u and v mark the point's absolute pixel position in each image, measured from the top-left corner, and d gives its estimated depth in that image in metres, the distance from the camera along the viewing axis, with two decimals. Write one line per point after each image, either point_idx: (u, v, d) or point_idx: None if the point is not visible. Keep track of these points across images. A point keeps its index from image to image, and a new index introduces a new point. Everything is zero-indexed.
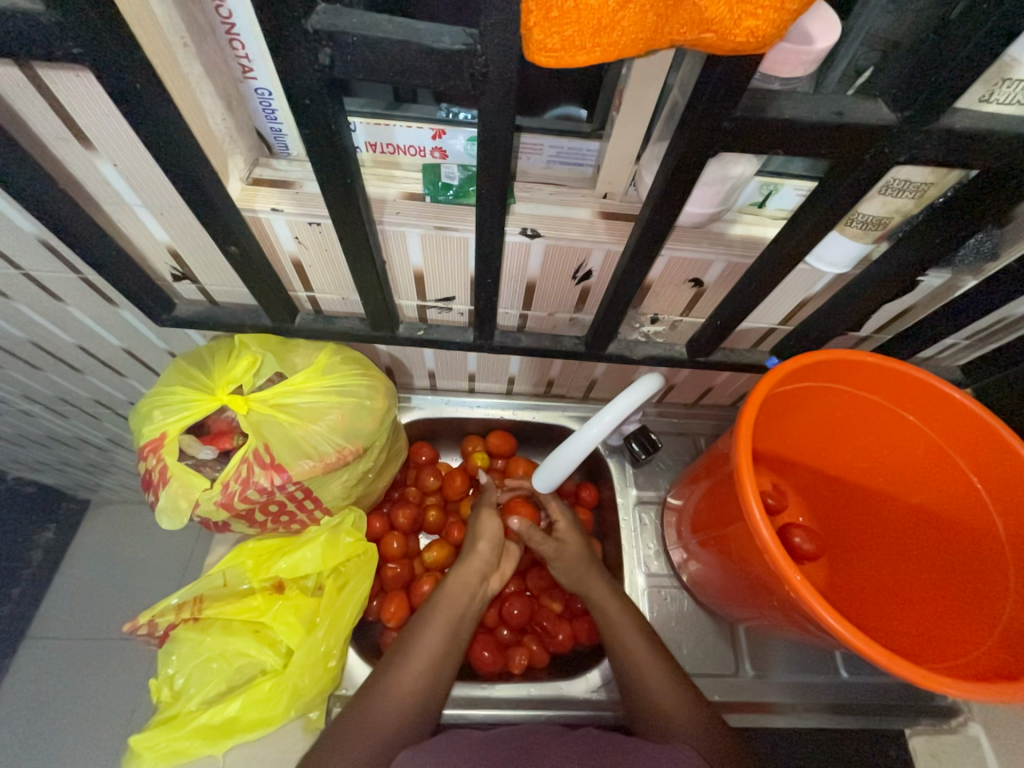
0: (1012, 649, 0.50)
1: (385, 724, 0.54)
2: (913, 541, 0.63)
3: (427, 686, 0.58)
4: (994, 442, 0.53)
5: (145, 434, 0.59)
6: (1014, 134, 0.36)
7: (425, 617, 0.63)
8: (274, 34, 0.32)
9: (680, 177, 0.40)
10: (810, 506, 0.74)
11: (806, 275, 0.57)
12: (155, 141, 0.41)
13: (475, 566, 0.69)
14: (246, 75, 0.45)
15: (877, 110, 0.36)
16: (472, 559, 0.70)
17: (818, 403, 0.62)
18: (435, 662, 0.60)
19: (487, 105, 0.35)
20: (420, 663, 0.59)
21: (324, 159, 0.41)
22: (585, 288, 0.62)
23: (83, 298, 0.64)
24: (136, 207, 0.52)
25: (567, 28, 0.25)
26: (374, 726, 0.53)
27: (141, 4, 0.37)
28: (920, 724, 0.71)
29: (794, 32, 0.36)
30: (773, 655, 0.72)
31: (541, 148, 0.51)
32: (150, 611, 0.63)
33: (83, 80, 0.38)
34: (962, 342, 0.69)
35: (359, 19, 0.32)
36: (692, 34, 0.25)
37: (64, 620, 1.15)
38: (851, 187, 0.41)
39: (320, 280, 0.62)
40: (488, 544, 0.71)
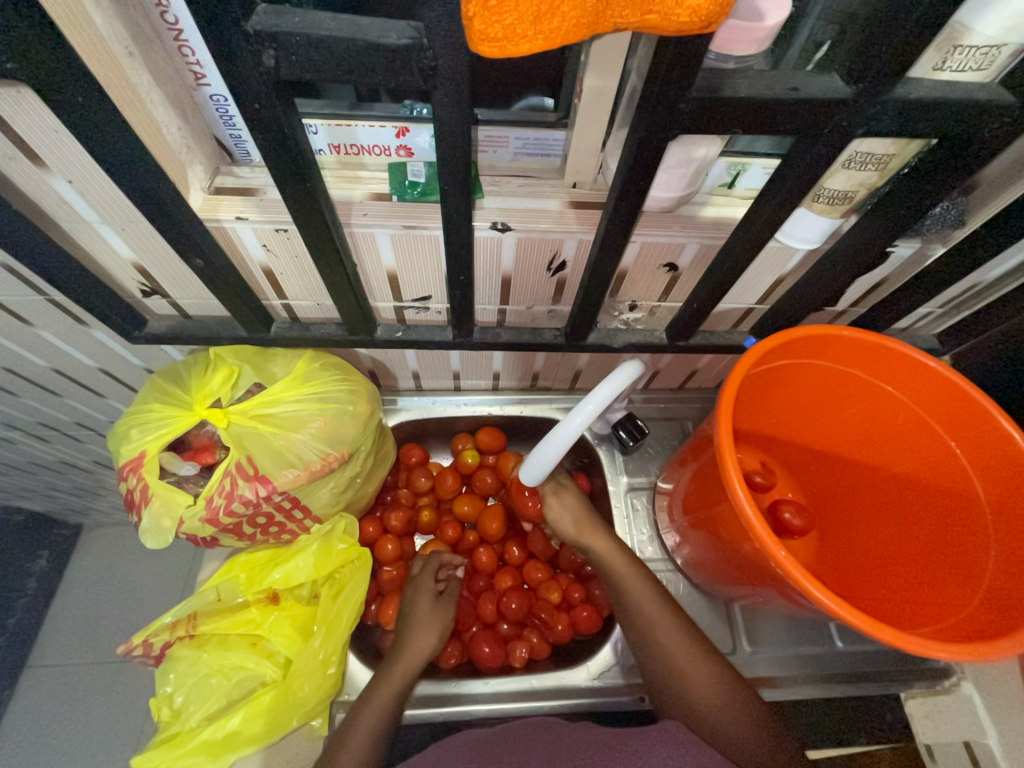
0: (995, 607, 0.51)
1: (367, 733, 0.56)
2: (898, 510, 0.63)
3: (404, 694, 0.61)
4: (971, 407, 0.54)
5: (124, 454, 0.58)
6: (968, 101, 0.37)
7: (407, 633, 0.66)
8: (217, 38, 0.31)
9: (643, 162, 0.40)
10: (798, 481, 0.75)
11: (778, 253, 0.57)
12: (105, 155, 0.40)
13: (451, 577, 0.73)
14: (200, 81, 0.45)
15: (831, 84, 0.36)
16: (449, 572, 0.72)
17: (799, 380, 0.62)
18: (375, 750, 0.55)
19: (441, 100, 0.35)
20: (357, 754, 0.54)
21: (282, 164, 0.40)
22: (561, 279, 0.62)
23: (52, 320, 0.63)
24: (96, 224, 0.50)
25: (507, 16, 0.25)
26: (359, 735, 0.55)
27: (78, 13, 0.36)
28: (915, 688, 0.72)
29: (744, 9, 0.35)
30: (769, 631, 0.73)
31: (507, 140, 0.50)
32: (143, 631, 0.63)
33: (24, 95, 0.37)
34: (936, 310, 0.70)
35: (302, 18, 0.31)
36: (635, 16, 0.25)
37: (63, 646, 1.14)
38: (813, 163, 0.41)
39: (294, 287, 0.61)
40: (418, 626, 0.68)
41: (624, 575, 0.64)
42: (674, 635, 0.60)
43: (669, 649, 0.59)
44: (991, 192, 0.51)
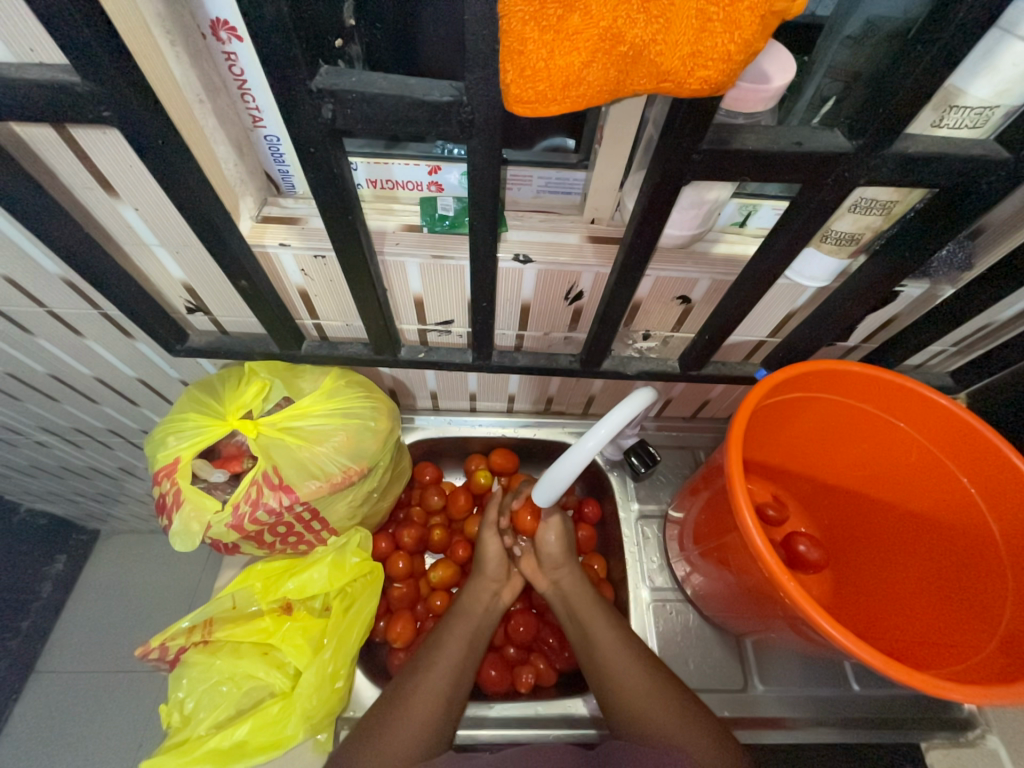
0: (1012, 651, 0.50)
1: (435, 683, 0.60)
2: (914, 548, 0.63)
3: (427, 722, 0.57)
4: (984, 447, 0.54)
5: (159, 459, 0.62)
6: (966, 156, 0.39)
7: (427, 660, 0.62)
8: (283, 94, 0.36)
9: (657, 204, 0.43)
10: (811, 515, 0.74)
11: (789, 289, 0.60)
12: (173, 189, 0.44)
13: (487, 581, 0.72)
14: (256, 124, 0.49)
15: (833, 139, 0.39)
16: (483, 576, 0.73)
17: (809, 414, 0.63)
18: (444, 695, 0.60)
19: (475, 147, 0.39)
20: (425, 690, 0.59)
21: (328, 199, 0.44)
22: (577, 308, 0.65)
23: (101, 331, 0.67)
24: (154, 247, 0.55)
25: (540, 84, 0.28)
26: (422, 686, 0.59)
27: (163, 68, 0.41)
28: (936, 739, 0.69)
29: (751, 72, 0.39)
30: (783, 670, 0.72)
31: (531, 179, 0.55)
32: (161, 634, 0.65)
33: (109, 136, 0.42)
34: (949, 349, 0.71)
35: (358, 79, 0.35)
36: (652, 84, 0.28)
37: (74, 650, 1.15)
38: (820, 207, 0.43)
39: (326, 308, 0.65)
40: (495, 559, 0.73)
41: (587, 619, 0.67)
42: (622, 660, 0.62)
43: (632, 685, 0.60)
44: (997, 237, 0.53)
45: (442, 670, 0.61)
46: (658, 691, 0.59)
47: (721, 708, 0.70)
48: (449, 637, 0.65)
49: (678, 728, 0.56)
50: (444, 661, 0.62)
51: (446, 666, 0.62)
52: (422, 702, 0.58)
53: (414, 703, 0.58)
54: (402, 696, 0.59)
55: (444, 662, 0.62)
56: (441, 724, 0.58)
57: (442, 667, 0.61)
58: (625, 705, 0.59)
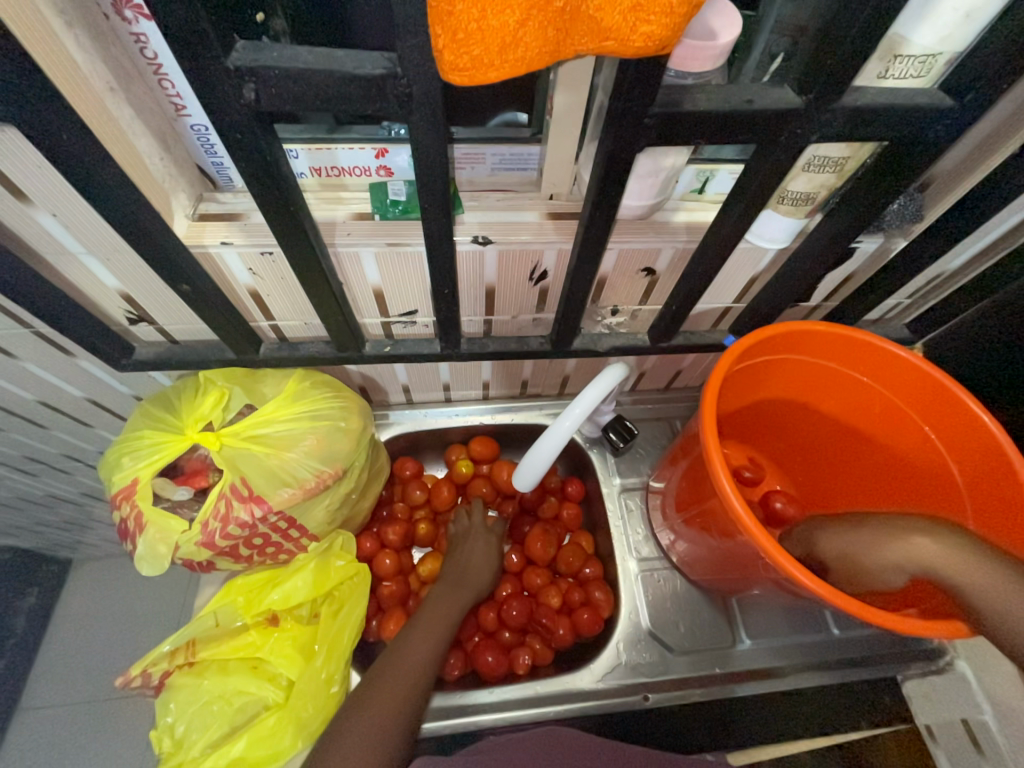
0: None
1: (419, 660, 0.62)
2: (881, 494, 0.66)
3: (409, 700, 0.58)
4: (939, 393, 0.56)
5: (115, 482, 0.58)
6: (913, 107, 0.39)
7: (408, 643, 0.64)
8: (197, 75, 0.33)
9: (612, 175, 0.42)
10: (786, 473, 0.76)
11: (750, 254, 0.60)
12: (88, 189, 0.41)
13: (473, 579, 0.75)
14: (180, 113, 0.46)
15: (783, 95, 0.38)
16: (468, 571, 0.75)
17: (779, 375, 0.64)
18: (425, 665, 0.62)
19: (417, 123, 0.36)
20: (409, 668, 0.61)
21: (265, 189, 0.41)
22: (543, 288, 0.64)
23: (38, 352, 0.63)
24: (81, 256, 0.51)
25: (474, 48, 0.26)
26: (411, 662, 0.62)
27: (62, 55, 0.37)
28: (912, 670, 0.73)
29: (697, 29, 0.37)
30: (770, 623, 0.74)
31: (484, 157, 0.52)
32: (141, 661, 0.62)
33: (5, 135, 0.38)
34: (904, 299, 0.73)
35: (279, 53, 0.32)
36: (594, 43, 0.27)
37: (58, 684, 1.11)
38: (774, 168, 0.43)
39: (280, 308, 0.62)
40: (480, 552, 0.78)
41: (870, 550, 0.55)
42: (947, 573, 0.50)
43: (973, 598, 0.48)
44: (945, 186, 0.54)
45: (424, 651, 0.63)
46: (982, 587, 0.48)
47: (712, 665, 0.72)
48: (429, 623, 0.67)
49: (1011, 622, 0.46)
50: (426, 645, 0.64)
51: (411, 669, 0.61)
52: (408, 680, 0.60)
53: (400, 681, 0.59)
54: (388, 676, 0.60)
55: (418, 656, 0.62)
56: (418, 699, 0.59)
57: (425, 648, 0.64)
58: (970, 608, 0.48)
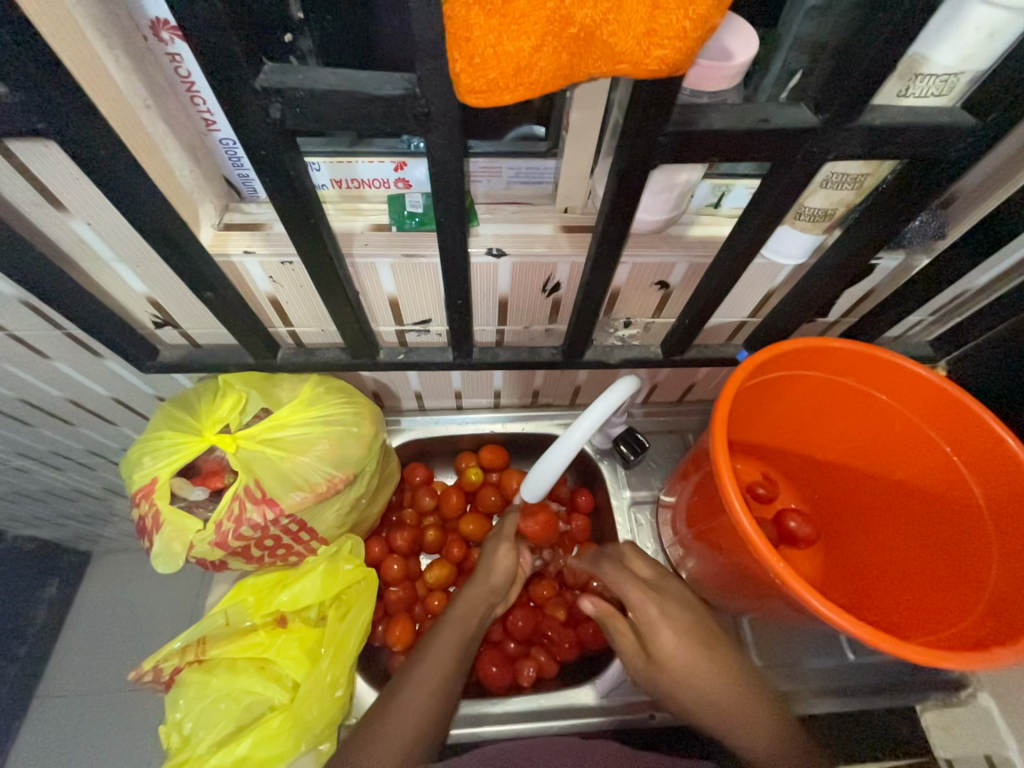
0: (998, 613, 0.50)
1: (435, 681, 0.59)
2: (901, 517, 0.64)
3: (422, 727, 0.56)
4: (969, 416, 0.54)
5: (136, 480, 0.60)
6: (934, 127, 0.38)
7: (420, 663, 0.61)
8: (226, 95, 0.34)
9: (626, 191, 0.42)
10: (801, 492, 0.75)
11: (766, 269, 0.59)
12: (122, 200, 0.42)
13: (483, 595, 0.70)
14: (210, 128, 0.47)
15: (799, 114, 0.38)
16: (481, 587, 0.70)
17: (795, 392, 0.63)
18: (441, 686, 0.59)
19: (435, 140, 0.37)
20: (426, 689, 0.59)
21: (287, 202, 0.43)
22: (555, 299, 0.64)
23: (69, 352, 0.65)
24: (112, 262, 0.53)
25: (490, 72, 0.27)
26: (426, 684, 0.59)
27: (102, 76, 0.39)
28: (929, 700, 0.71)
29: (712, 50, 0.37)
30: (783, 646, 0.73)
31: (500, 170, 0.53)
32: (154, 656, 0.63)
33: (49, 149, 0.40)
34: (927, 317, 0.72)
35: (304, 74, 0.34)
36: (608, 67, 0.27)
37: (74, 675, 1.14)
38: (790, 186, 0.42)
39: (298, 314, 0.64)
40: (499, 576, 0.71)
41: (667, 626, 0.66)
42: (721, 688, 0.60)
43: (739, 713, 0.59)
44: (969, 204, 0.53)
45: (437, 673, 0.60)
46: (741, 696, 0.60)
47: None
48: (443, 639, 0.64)
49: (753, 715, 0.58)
50: (438, 662, 0.61)
51: (434, 677, 0.60)
52: (422, 702, 0.57)
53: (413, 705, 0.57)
54: (400, 700, 0.58)
55: (434, 675, 0.60)
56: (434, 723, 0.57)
57: (438, 668, 0.61)
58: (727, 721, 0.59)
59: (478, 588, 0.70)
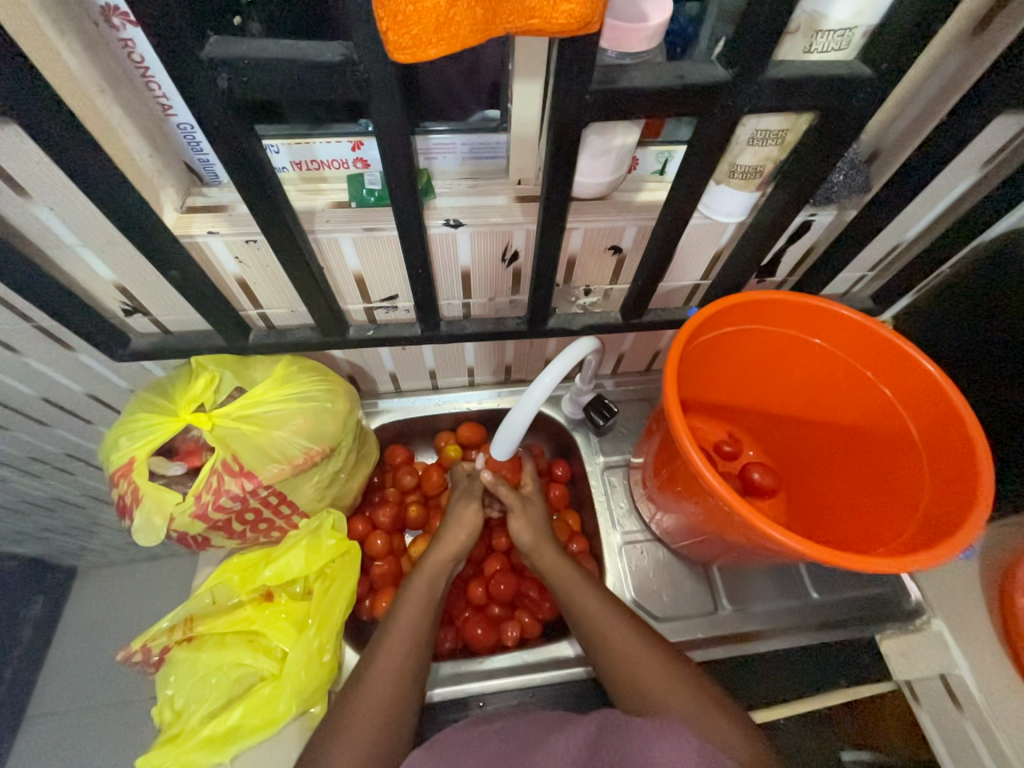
0: (929, 529, 0.54)
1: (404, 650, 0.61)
2: (849, 455, 0.68)
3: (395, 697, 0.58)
4: (897, 353, 0.58)
5: (114, 461, 0.61)
6: (835, 77, 0.42)
7: (385, 635, 0.62)
8: (175, 68, 0.36)
9: (564, 151, 0.45)
10: (761, 444, 0.79)
11: (710, 229, 0.63)
12: (82, 180, 0.44)
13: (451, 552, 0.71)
14: (167, 113, 0.49)
15: (712, 71, 0.42)
16: (450, 547, 0.72)
17: (745, 346, 0.67)
18: (411, 656, 0.61)
19: (378, 106, 0.40)
20: (394, 659, 0.60)
21: (244, 175, 0.45)
22: (516, 269, 0.67)
23: (40, 347, 0.66)
24: (78, 248, 0.55)
25: (413, 29, 0.29)
26: (395, 651, 0.61)
27: (56, 58, 0.41)
28: (887, 629, 0.76)
29: (629, 14, 0.41)
30: (749, 588, 0.77)
31: (455, 146, 0.56)
32: (142, 636, 0.65)
33: (9, 133, 0.42)
34: (867, 273, 0.77)
35: (249, 45, 0.36)
36: (521, 21, 0.30)
37: (67, 688, 1.14)
38: (714, 141, 0.46)
39: (267, 295, 0.65)
40: (466, 532, 0.73)
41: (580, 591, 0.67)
42: (639, 655, 0.60)
43: (651, 678, 0.58)
44: (889, 158, 0.58)
45: (405, 643, 0.62)
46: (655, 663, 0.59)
47: (695, 631, 0.74)
48: (406, 607, 0.65)
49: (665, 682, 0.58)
50: (406, 630, 0.63)
51: (403, 641, 0.62)
52: (390, 672, 0.59)
53: (384, 674, 0.59)
54: (369, 671, 0.59)
55: (401, 645, 0.61)
56: (409, 692, 0.59)
57: (406, 637, 0.62)
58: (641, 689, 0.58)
59: (438, 551, 0.71)
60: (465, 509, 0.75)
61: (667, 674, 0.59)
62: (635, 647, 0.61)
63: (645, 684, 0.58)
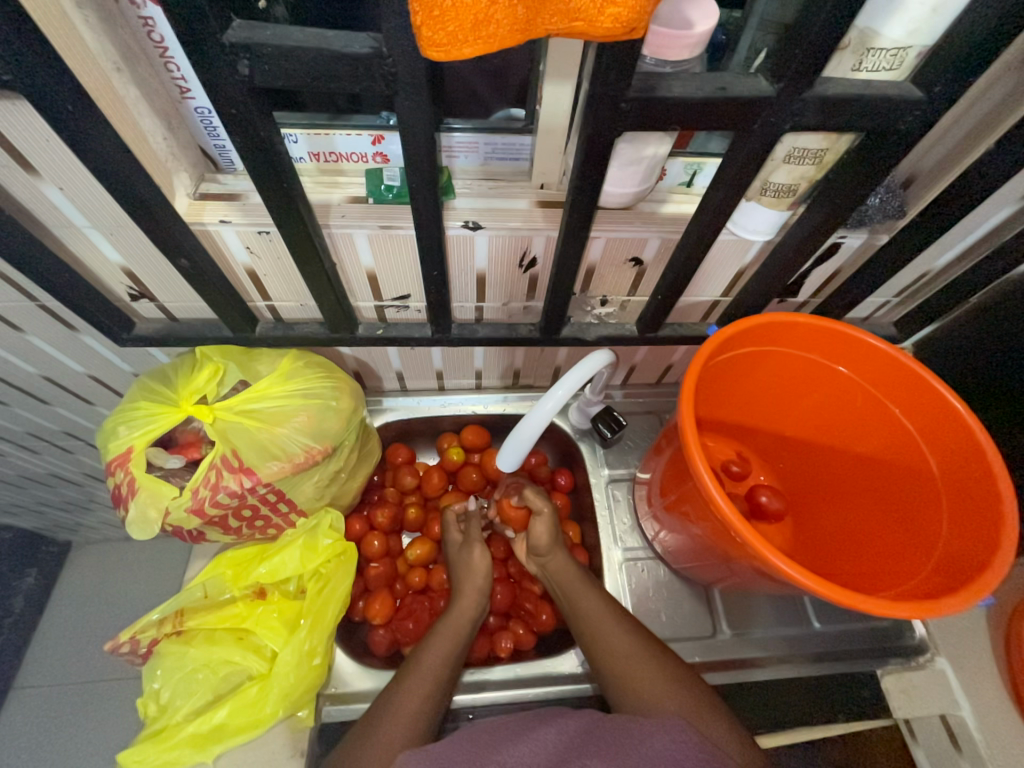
0: (946, 570, 0.53)
1: (431, 677, 0.61)
2: (863, 486, 0.66)
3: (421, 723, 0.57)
4: (921, 385, 0.57)
5: (111, 449, 0.60)
6: (883, 98, 0.40)
7: (412, 667, 0.62)
8: (195, 51, 0.34)
9: (593, 159, 0.43)
10: (772, 467, 0.77)
11: (735, 246, 0.61)
12: (92, 161, 0.43)
13: (473, 595, 0.71)
14: (184, 96, 0.47)
15: (756, 84, 0.40)
16: (470, 594, 0.71)
17: (763, 368, 0.65)
18: (439, 684, 0.61)
19: (403, 102, 0.38)
20: (424, 686, 0.59)
21: (260, 165, 0.43)
22: (533, 276, 0.66)
23: (43, 325, 0.65)
24: (85, 229, 0.53)
25: (449, 25, 0.28)
26: (422, 676, 0.60)
27: (72, 34, 0.39)
28: (890, 664, 0.74)
29: (673, 20, 0.39)
30: (751, 614, 0.75)
31: (477, 146, 0.54)
32: (131, 627, 0.64)
33: (20, 108, 0.40)
34: (892, 299, 0.74)
35: (272, 32, 0.35)
36: (563, 23, 0.28)
37: (54, 664, 1.13)
38: (750, 156, 0.44)
39: (276, 288, 0.64)
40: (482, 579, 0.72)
41: (580, 595, 0.67)
42: (638, 660, 0.59)
43: (645, 683, 0.56)
44: (926, 184, 0.56)
45: (429, 676, 0.61)
46: (650, 667, 0.58)
47: (693, 654, 0.73)
48: (433, 646, 0.64)
49: (658, 685, 0.56)
50: (433, 665, 0.62)
51: (427, 681, 0.60)
52: (414, 699, 0.58)
53: (410, 698, 0.58)
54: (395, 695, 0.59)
55: (428, 676, 0.61)
56: (431, 714, 0.58)
57: (432, 669, 0.61)
58: (635, 694, 0.56)
59: (465, 602, 0.70)
60: (479, 555, 0.75)
61: (663, 679, 0.56)
62: (633, 651, 0.59)
63: (642, 687, 0.56)
